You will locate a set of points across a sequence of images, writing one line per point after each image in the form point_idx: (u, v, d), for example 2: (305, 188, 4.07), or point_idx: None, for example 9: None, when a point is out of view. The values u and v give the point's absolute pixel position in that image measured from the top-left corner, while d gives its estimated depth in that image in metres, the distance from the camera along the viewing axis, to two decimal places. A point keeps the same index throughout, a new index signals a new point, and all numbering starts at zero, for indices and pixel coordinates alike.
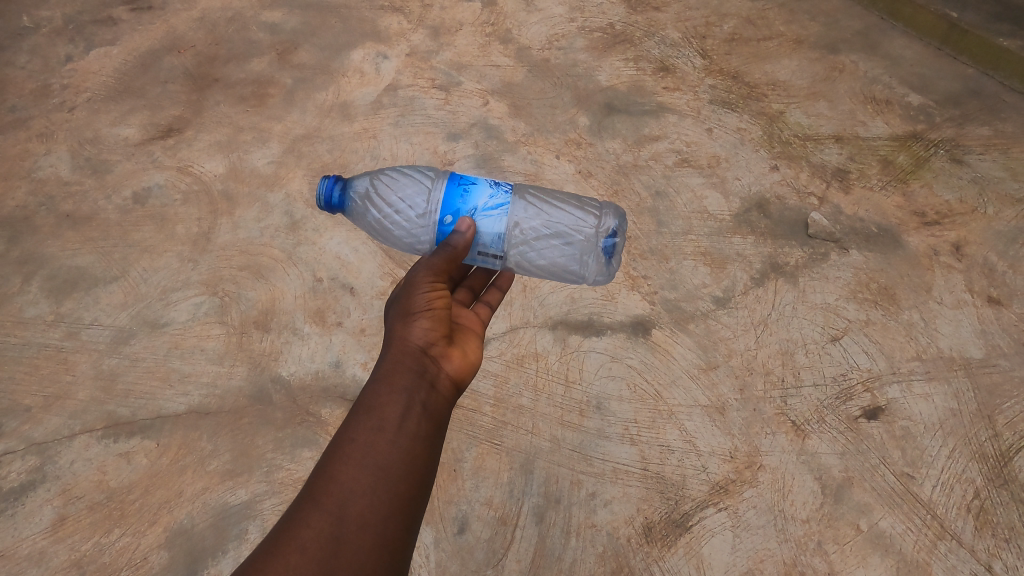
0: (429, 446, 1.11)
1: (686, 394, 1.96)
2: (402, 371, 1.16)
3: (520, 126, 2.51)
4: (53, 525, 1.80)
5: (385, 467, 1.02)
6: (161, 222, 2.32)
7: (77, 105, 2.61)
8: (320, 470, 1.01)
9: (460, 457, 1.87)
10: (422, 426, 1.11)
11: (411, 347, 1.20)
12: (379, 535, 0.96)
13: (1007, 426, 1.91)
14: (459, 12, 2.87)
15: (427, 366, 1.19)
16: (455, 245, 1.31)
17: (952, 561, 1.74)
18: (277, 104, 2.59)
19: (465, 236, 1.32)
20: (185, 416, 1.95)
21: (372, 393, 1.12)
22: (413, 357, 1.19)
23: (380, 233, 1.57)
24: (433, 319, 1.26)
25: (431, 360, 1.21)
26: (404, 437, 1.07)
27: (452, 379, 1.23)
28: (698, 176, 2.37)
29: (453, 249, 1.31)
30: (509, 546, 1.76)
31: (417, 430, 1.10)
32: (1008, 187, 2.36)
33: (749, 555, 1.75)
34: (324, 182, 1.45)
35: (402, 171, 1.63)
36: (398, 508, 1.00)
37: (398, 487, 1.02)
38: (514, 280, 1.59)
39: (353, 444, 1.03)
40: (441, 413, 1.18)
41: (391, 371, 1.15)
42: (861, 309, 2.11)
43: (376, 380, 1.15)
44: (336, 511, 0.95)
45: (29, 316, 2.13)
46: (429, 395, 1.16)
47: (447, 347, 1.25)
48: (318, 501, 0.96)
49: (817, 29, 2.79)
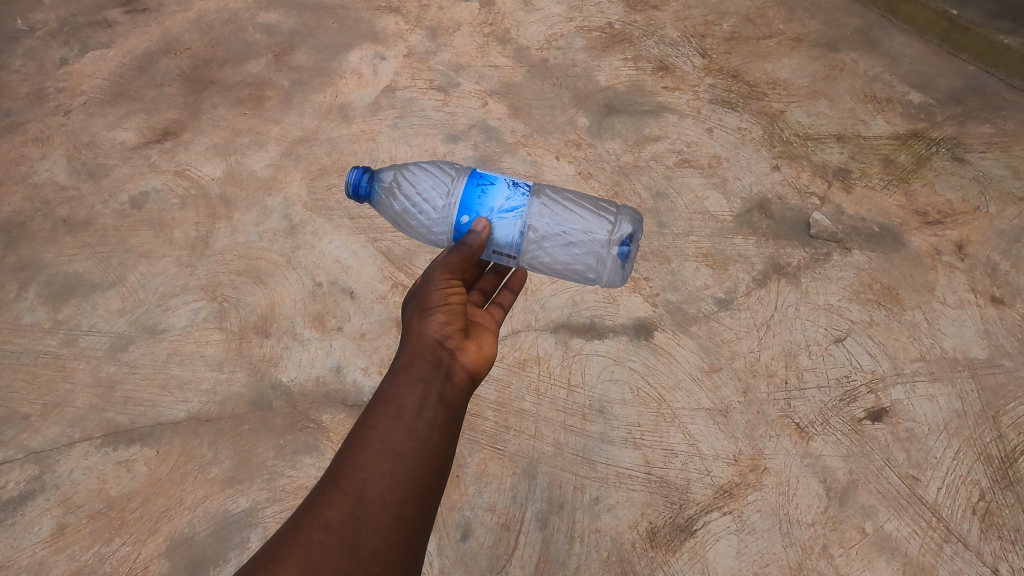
0: (447, 435, 1.09)
1: (689, 397, 1.95)
2: (418, 362, 1.15)
3: (520, 126, 2.50)
4: (52, 535, 1.78)
5: (403, 452, 1.01)
6: (159, 227, 2.30)
7: (72, 109, 2.59)
8: (341, 455, 1.01)
9: (462, 463, 1.86)
10: (439, 415, 1.09)
11: (428, 341, 1.19)
12: (397, 517, 0.96)
13: (1011, 427, 1.90)
14: (457, 12, 2.85)
15: (443, 358, 1.18)
16: (471, 245, 1.31)
17: (958, 564, 1.73)
18: (274, 106, 2.57)
19: (482, 236, 1.32)
20: (185, 423, 1.93)
21: (390, 384, 1.11)
22: (430, 350, 1.17)
23: (403, 226, 1.58)
24: (449, 313, 1.25)
25: (447, 353, 1.19)
26: (421, 426, 1.06)
27: (468, 372, 1.21)
28: (699, 177, 2.36)
29: (470, 248, 1.30)
30: (513, 552, 1.75)
31: (434, 419, 1.08)
32: (1010, 185, 2.35)
33: (755, 559, 1.74)
34: (353, 171, 1.45)
35: (424, 167, 1.66)
36: (417, 492, 0.99)
37: (416, 473, 1.01)
38: (526, 281, 1.57)
39: (372, 431, 1.03)
40: (457, 405, 1.15)
41: (409, 363, 1.14)
42: (864, 310, 2.10)
43: (393, 372, 1.14)
44: (356, 492, 0.95)
45: (27, 323, 2.11)
46: (445, 386, 1.14)
47: (463, 340, 1.24)
48: (341, 484, 0.96)
49: (817, 27, 2.78)
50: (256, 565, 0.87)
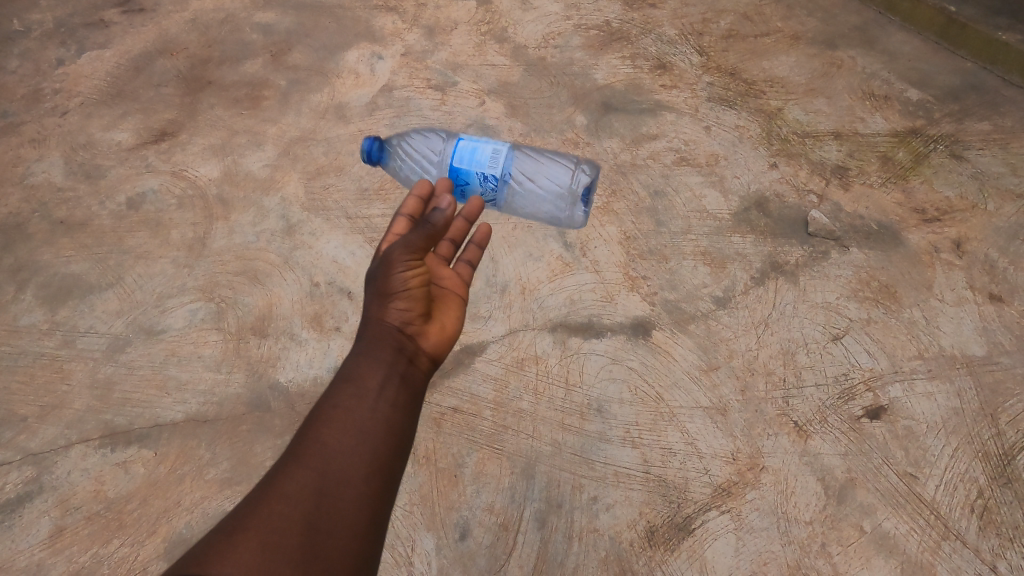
0: (409, 411, 1.16)
1: (687, 396, 1.95)
2: (380, 350, 1.19)
3: (517, 125, 2.49)
4: (51, 537, 1.78)
5: (365, 431, 1.08)
6: (155, 228, 2.29)
7: (68, 110, 2.58)
8: (304, 433, 1.07)
9: (461, 462, 1.86)
10: (401, 396, 1.16)
11: (389, 328, 1.22)
12: (362, 491, 1.02)
13: (1010, 424, 1.90)
14: (453, 11, 2.85)
15: (405, 344, 1.23)
16: (433, 224, 1.38)
17: (956, 561, 1.73)
18: (271, 106, 2.57)
19: (444, 215, 1.40)
20: (183, 424, 1.93)
21: (353, 368, 1.17)
22: (391, 338, 1.22)
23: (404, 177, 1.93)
24: (411, 298, 1.25)
25: (409, 338, 1.24)
26: (384, 407, 1.12)
27: (431, 353, 1.27)
28: (697, 175, 2.36)
29: (432, 228, 1.37)
30: (511, 552, 1.75)
31: (396, 400, 1.14)
32: (1008, 182, 2.34)
33: (752, 557, 1.74)
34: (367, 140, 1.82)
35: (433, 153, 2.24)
36: (379, 466, 1.05)
37: (378, 449, 1.07)
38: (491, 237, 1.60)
39: (334, 411, 1.09)
40: (419, 385, 1.22)
41: (371, 350, 1.19)
42: (862, 308, 2.10)
43: (356, 356, 1.19)
44: (320, 468, 1.01)
45: (24, 324, 2.11)
46: (407, 370, 1.21)
47: (425, 323, 1.27)
48: (303, 459, 1.02)
49: (815, 24, 2.77)
50: (217, 536, 0.92)
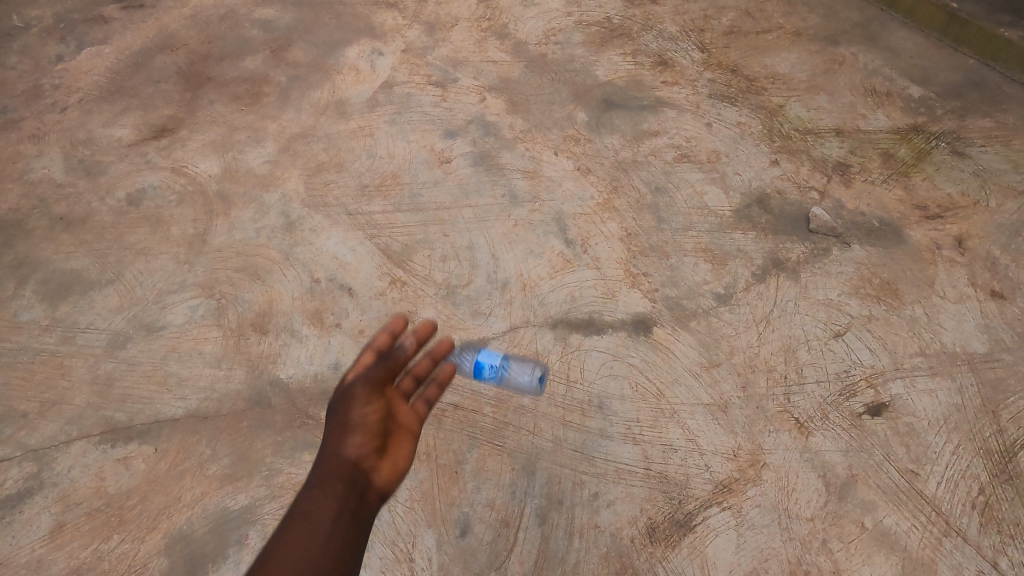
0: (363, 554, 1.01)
1: (688, 393, 1.95)
2: (332, 485, 1.05)
3: (518, 122, 2.49)
4: (50, 533, 1.77)
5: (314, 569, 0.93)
6: (155, 224, 2.29)
7: (68, 106, 2.58)
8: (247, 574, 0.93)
9: (461, 459, 1.86)
10: (354, 533, 1.01)
11: (342, 462, 1.08)
12: None
13: (1011, 421, 1.90)
14: (454, 7, 2.84)
15: (359, 480, 1.07)
16: (397, 356, 1.24)
17: (958, 558, 1.72)
18: (271, 103, 2.56)
19: (409, 349, 1.26)
20: (183, 420, 1.93)
21: (302, 503, 1.03)
22: (344, 473, 1.07)
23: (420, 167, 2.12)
24: (369, 431, 1.13)
25: (364, 475, 1.08)
26: (335, 544, 0.98)
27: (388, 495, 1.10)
28: (698, 172, 2.35)
29: (394, 359, 1.23)
30: (512, 548, 1.75)
31: (348, 537, 1.00)
32: (1010, 179, 2.33)
33: (754, 554, 1.73)
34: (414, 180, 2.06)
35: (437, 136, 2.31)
36: None
37: None
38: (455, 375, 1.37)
39: (281, 548, 0.95)
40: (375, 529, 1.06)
41: (321, 482, 1.05)
42: (863, 304, 2.09)
43: (306, 491, 1.05)
44: None
45: (24, 320, 2.11)
46: (361, 509, 1.05)
47: (382, 458, 1.12)
48: None
49: (816, 21, 2.77)
50: None
